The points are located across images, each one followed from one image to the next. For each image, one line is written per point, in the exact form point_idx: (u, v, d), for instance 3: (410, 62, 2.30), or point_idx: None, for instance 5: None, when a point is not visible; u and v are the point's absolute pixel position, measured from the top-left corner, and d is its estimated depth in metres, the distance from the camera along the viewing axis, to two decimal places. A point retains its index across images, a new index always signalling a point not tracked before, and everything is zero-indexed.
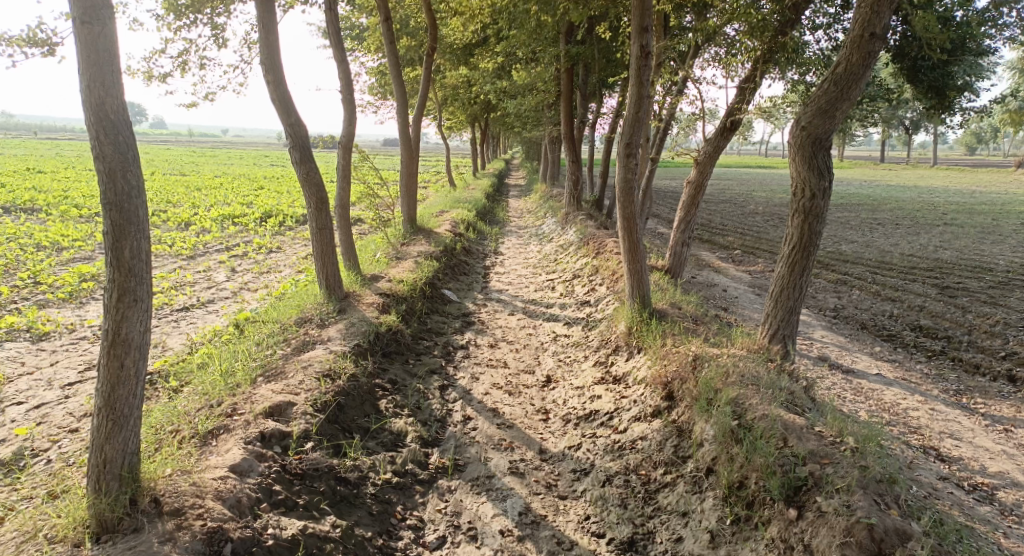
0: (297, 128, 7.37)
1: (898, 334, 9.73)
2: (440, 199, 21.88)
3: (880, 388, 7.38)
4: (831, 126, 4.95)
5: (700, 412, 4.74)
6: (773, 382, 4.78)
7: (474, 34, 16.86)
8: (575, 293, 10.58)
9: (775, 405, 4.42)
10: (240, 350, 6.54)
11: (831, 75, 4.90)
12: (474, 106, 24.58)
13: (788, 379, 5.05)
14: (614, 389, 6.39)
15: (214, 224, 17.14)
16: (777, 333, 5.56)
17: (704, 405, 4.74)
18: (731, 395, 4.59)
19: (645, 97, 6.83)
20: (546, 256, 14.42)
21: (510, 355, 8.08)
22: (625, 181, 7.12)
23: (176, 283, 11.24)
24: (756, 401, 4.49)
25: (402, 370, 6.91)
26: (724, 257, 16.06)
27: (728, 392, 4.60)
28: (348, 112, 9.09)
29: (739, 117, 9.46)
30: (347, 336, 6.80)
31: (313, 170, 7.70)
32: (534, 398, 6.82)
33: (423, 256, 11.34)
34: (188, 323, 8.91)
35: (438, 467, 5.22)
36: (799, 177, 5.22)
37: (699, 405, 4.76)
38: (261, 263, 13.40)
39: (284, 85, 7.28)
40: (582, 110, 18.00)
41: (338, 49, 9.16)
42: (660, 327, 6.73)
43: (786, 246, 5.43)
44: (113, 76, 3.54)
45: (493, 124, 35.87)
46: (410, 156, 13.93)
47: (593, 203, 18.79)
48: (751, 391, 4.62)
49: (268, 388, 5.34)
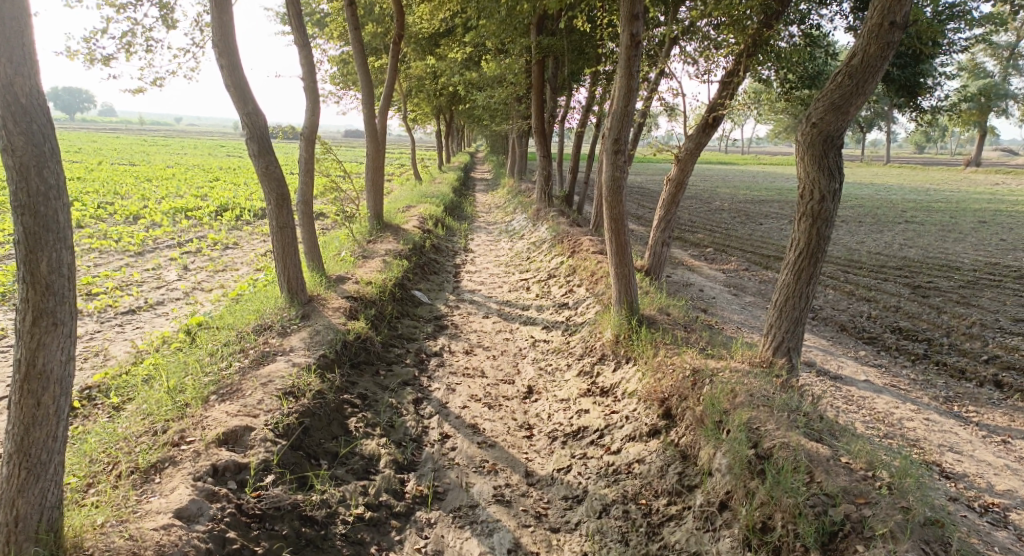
0: (255, 117, 6.67)
1: (879, 336, 9.64)
2: (406, 193, 21.13)
3: (871, 397, 7.19)
4: (844, 123, 4.61)
5: (708, 436, 4.45)
6: (785, 404, 4.50)
7: (442, 23, 16.25)
8: (552, 294, 10.14)
9: (794, 431, 4.14)
10: (191, 363, 5.85)
11: (845, 68, 4.57)
12: (441, 98, 23.91)
13: (796, 397, 4.75)
14: (603, 403, 6.01)
15: (166, 218, 16.09)
16: (781, 345, 5.22)
17: (713, 429, 4.45)
18: (745, 418, 4.32)
19: (635, 90, 6.39)
20: (518, 254, 13.96)
21: (487, 363, 7.57)
22: (613, 179, 6.68)
23: (122, 282, 10.33)
24: (773, 427, 4.20)
25: (373, 383, 6.33)
26: (696, 255, 15.90)
27: (742, 415, 4.34)
28: (311, 101, 8.40)
29: (722, 112, 9.17)
30: (311, 346, 6.18)
31: (273, 163, 7.00)
32: (516, 411, 6.34)
33: (391, 254, 10.74)
34: (134, 329, 8.11)
35: (416, 497, 4.69)
36: (808, 178, 4.86)
37: (708, 429, 4.48)
38: (216, 260, 12.54)
39: (241, 69, 6.56)
40: (553, 104, 17.58)
41: (299, 33, 8.44)
42: (650, 336, 6.37)
43: (792, 252, 5.08)
44: (23, 49, 2.88)
45: (458, 117, 35.22)
46: (376, 148, 13.26)
47: (564, 198, 18.38)
48: (764, 414, 4.35)
49: (223, 409, 4.70)
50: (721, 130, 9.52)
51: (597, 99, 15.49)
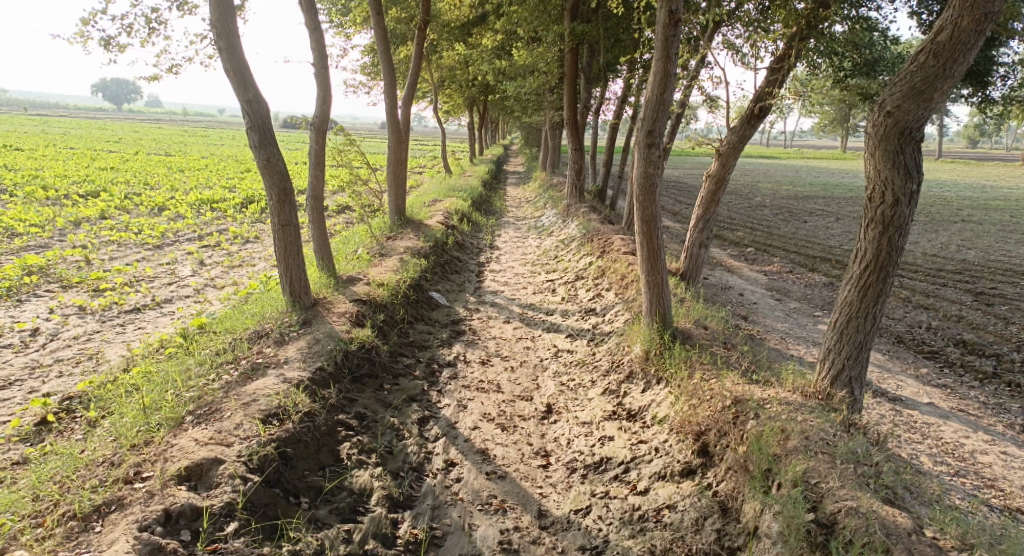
0: (256, 105, 6.11)
1: (941, 350, 8.62)
2: (434, 186, 20.55)
3: (937, 424, 6.29)
4: (927, 112, 3.76)
5: (755, 490, 3.83)
6: (850, 452, 3.81)
7: (472, 10, 15.59)
8: (578, 298, 9.42)
9: (863, 491, 3.52)
10: (175, 375, 5.35)
11: (929, 46, 3.75)
12: (472, 88, 23.30)
13: (864, 442, 4.02)
14: (629, 430, 5.35)
15: (190, 210, 15.89)
16: (840, 375, 4.41)
17: (761, 482, 3.83)
18: (800, 469, 3.72)
19: (673, 75, 5.60)
20: (545, 252, 13.26)
21: (504, 376, 6.91)
22: (645, 176, 5.90)
23: (133, 278, 9.99)
24: (836, 486, 3.57)
25: (375, 399, 5.76)
26: (736, 255, 14.95)
27: (797, 466, 3.73)
28: (322, 89, 7.86)
29: (768, 102, 8.27)
30: (308, 357, 5.63)
31: (274, 155, 6.41)
32: (532, 434, 5.68)
33: (410, 252, 10.16)
34: (135, 329, 7.71)
35: (409, 544, 4.15)
36: (879, 177, 4.02)
37: (756, 482, 3.85)
38: (234, 254, 12.18)
39: (241, 53, 6.00)
40: (586, 94, 16.70)
41: (310, 18, 7.89)
42: (685, 354, 5.64)
43: (856, 264, 4.25)
44: None
45: (492, 109, 34.54)
46: (399, 140, 12.69)
47: (596, 193, 17.51)
48: (824, 465, 3.70)
49: (193, 434, 4.28)
50: (766, 121, 8.62)
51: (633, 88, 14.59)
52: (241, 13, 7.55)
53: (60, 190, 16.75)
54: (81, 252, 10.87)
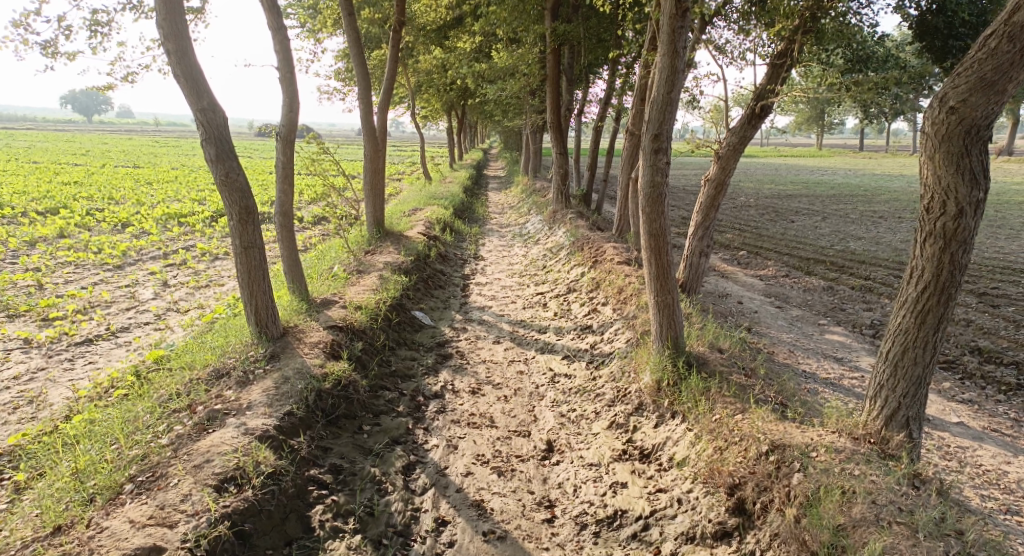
0: (211, 113, 5.35)
1: (958, 358, 8.10)
2: (413, 194, 19.77)
3: (972, 448, 5.73)
4: (998, 106, 3.35)
5: None
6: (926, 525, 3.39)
7: (449, 12, 14.91)
8: (572, 313, 8.76)
9: None
10: (118, 427, 4.55)
11: (1002, 28, 3.32)
12: (451, 92, 22.58)
13: (931, 508, 3.55)
14: (644, 473, 4.76)
15: (155, 225, 14.93)
16: (896, 414, 4.04)
17: None
18: (876, 547, 3.30)
19: (681, 72, 4.96)
20: (533, 261, 12.60)
21: (496, 406, 6.20)
22: (652, 185, 5.27)
23: (87, 304, 9.10)
24: None
25: (353, 445, 5.03)
26: (729, 258, 14.45)
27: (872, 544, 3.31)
28: (287, 94, 7.11)
29: (771, 99, 7.68)
30: (274, 401, 4.88)
31: (234, 170, 5.64)
32: (534, 478, 5.00)
33: (390, 268, 9.43)
34: (85, 365, 6.88)
35: None
36: (939, 184, 3.62)
37: None
38: (201, 273, 11.32)
39: (191, 55, 5.24)
40: (568, 96, 16.07)
41: (271, 16, 7.14)
42: (704, 386, 5.05)
43: (912, 285, 3.86)
44: None
45: (471, 113, 33.80)
46: (375, 149, 11.95)
47: (581, 197, 16.84)
48: (905, 543, 3.33)
49: (130, 513, 3.59)
50: (769, 120, 8.02)
51: (618, 90, 14.01)
52: (196, 15, 6.78)
53: (16, 206, 15.71)
54: (31, 276, 9.96)
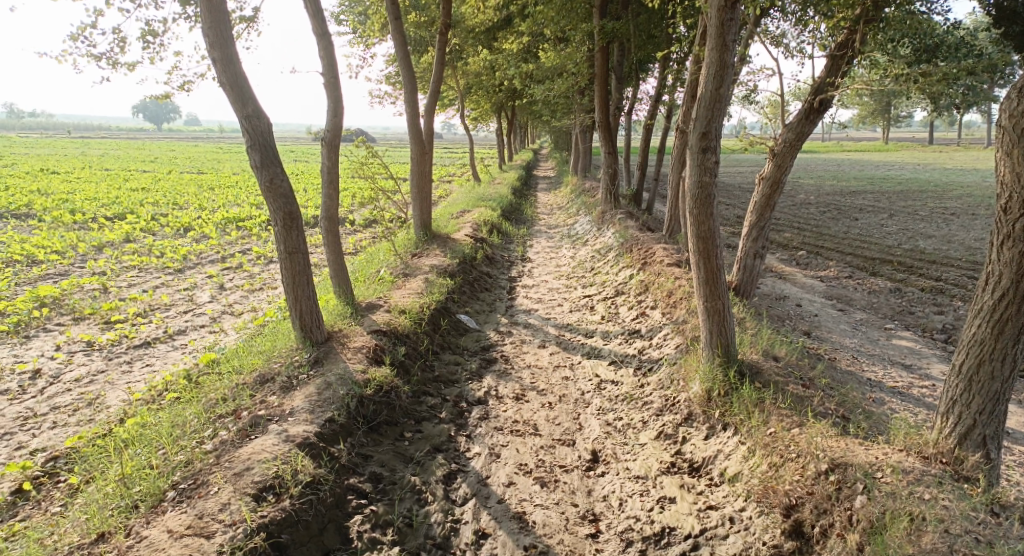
0: (255, 120, 5.42)
1: None
2: (462, 196, 19.85)
3: None
4: None
5: None
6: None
7: (496, 12, 14.86)
8: (620, 317, 8.52)
9: None
10: (166, 431, 4.66)
11: None
12: (500, 93, 22.53)
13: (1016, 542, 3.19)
14: (694, 488, 4.52)
15: (214, 229, 15.51)
16: (971, 433, 3.67)
17: None
18: None
19: (731, 67, 4.69)
20: (581, 262, 12.39)
21: (540, 413, 6.06)
22: (700, 185, 5.02)
23: (148, 307, 9.49)
24: None
25: (394, 452, 5.00)
26: (786, 259, 13.83)
27: None
28: (332, 99, 7.18)
29: (830, 91, 7.24)
30: (316, 407, 4.90)
31: (278, 176, 5.70)
32: (578, 490, 4.84)
33: (436, 271, 9.43)
34: (142, 367, 7.14)
35: None
36: (1020, 181, 3.26)
37: None
38: (255, 276, 11.65)
39: (236, 64, 5.32)
40: (617, 94, 15.75)
41: (317, 23, 7.22)
42: (758, 397, 4.76)
43: (988, 293, 3.50)
44: None
45: (520, 114, 33.74)
46: (422, 152, 11.98)
47: (631, 197, 16.48)
48: None
49: (170, 521, 3.66)
50: (829, 114, 7.56)
51: (669, 87, 13.59)
52: (245, 24, 6.93)
53: (88, 213, 16.63)
54: (98, 280, 10.48)
